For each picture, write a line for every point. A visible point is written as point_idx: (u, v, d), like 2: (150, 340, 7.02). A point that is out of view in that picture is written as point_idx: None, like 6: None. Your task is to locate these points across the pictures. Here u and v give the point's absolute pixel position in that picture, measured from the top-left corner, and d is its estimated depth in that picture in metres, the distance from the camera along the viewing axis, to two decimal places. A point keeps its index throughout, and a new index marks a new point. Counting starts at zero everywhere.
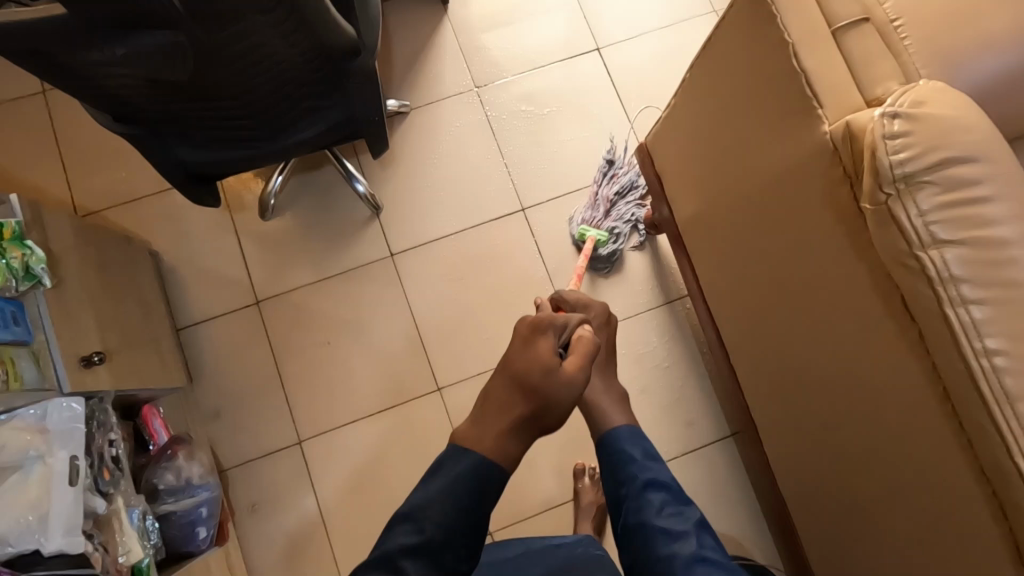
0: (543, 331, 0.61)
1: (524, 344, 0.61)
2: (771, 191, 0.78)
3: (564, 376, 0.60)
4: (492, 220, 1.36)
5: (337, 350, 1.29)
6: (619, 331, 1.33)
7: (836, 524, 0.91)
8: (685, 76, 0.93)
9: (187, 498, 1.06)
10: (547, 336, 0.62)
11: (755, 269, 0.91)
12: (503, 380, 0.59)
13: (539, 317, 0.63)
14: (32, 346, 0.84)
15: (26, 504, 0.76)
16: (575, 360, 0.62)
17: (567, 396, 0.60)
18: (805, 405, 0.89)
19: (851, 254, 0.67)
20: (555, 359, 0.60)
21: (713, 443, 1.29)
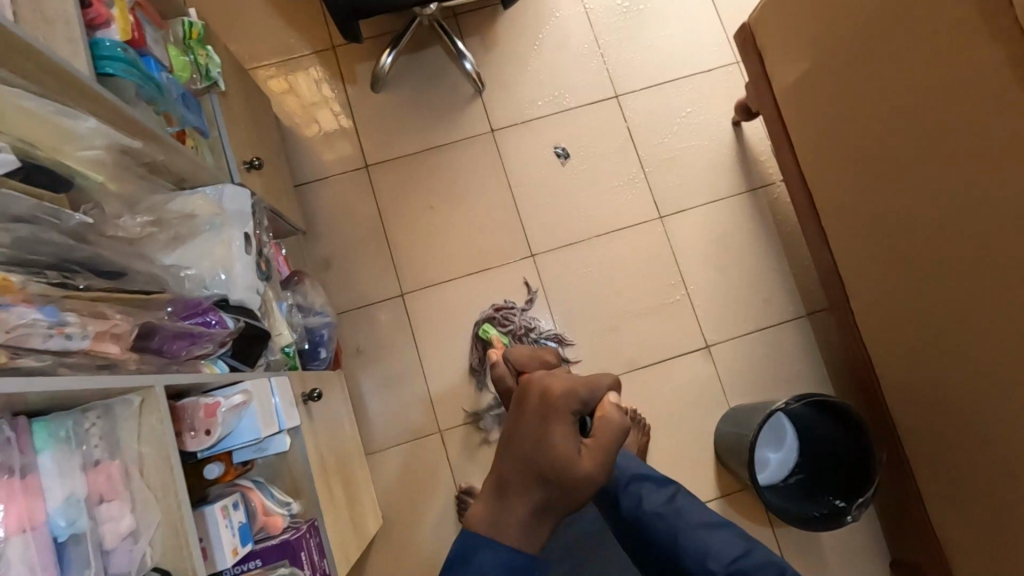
0: (556, 417, 0.65)
1: (535, 419, 0.66)
2: (893, 21, 0.89)
3: (581, 470, 0.63)
4: (588, 104, 1.43)
5: (439, 215, 1.38)
6: (705, 213, 1.40)
7: (931, 347, 0.99)
8: None
9: (313, 318, 1.15)
10: (563, 412, 0.66)
11: (863, 108, 0.98)
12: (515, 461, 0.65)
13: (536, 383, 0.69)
14: (209, 140, 0.93)
15: (215, 261, 0.84)
16: (591, 450, 0.65)
17: (573, 467, 0.63)
18: (908, 232, 0.96)
19: (990, 44, 0.77)
20: (571, 445, 0.64)
21: (789, 321, 1.36)
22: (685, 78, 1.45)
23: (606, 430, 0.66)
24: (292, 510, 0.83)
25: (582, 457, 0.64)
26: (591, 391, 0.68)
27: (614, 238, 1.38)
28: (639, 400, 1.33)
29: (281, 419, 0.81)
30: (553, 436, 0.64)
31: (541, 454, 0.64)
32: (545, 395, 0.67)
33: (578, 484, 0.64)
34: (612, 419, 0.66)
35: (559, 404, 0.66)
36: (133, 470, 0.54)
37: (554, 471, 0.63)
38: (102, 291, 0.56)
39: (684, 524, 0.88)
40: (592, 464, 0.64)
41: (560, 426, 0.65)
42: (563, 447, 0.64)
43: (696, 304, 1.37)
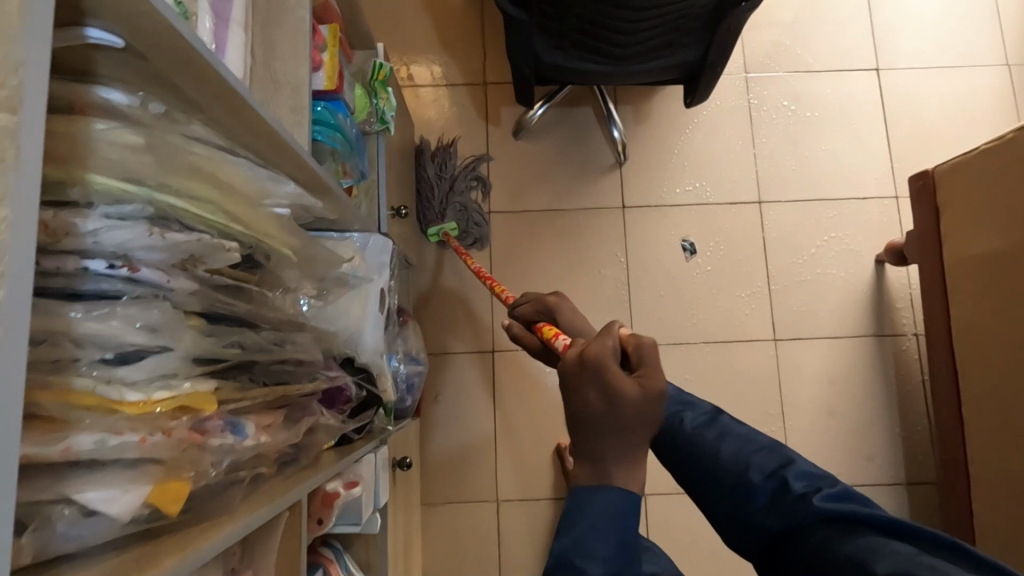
0: (604, 371, 0.46)
1: (580, 391, 0.47)
2: None
3: (652, 397, 0.46)
4: (729, 203, 1.36)
5: (550, 278, 1.34)
6: (823, 347, 1.32)
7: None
8: (1006, 131, 0.99)
9: (410, 366, 1.12)
10: (613, 363, 0.47)
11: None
12: (591, 399, 0.47)
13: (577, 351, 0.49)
14: (368, 182, 0.91)
15: (351, 317, 0.82)
16: (653, 376, 0.47)
17: (647, 397, 0.46)
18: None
19: None
20: (629, 384, 0.46)
21: (886, 485, 1.27)
22: (836, 199, 1.37)
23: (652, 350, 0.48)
24: None
25: (645, 391, 0.46)
26: (614, 335, 0.49)
27: (721, 349, 1.32)
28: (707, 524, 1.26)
29: (377, 498, 0.80)
30: (614, 389, 0.46)
31: (606, 393, 0.46)
32: (580, 360, 0.48)
33: (646, 413, 0.46)
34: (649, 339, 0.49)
35: (599, 363, 0.47)
36: None
37: (628, 420, 0.46)
38: (269, 391, 0.54)
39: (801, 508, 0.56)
40: (652, 393, 0.46)
41: (614, 380, 0.46)
42: (626, 393, 0.45)
43: (791, 440, 1.29)
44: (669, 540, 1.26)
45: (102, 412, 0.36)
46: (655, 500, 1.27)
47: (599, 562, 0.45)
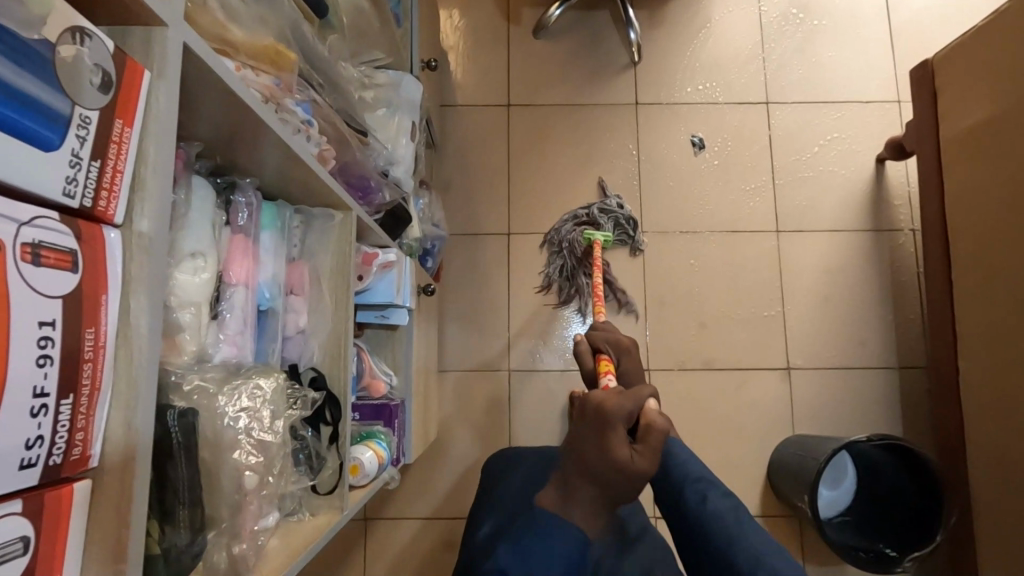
0: (613, 426, 0.61)
1: (601, 420, 0.61)
2: None
3: (634, 470, 0.60)
4: (737, 103, 1.43)
5: (565, 168, 1.41)
6: (822, 239, 1.38)
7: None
8: (1001, 5, 1.05)
9: (430, 227, 1.19)
10: (618, 425, 0.61)
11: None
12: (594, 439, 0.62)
13: (607, 402, 0.62)
14: (402, 29, 0.99)
15: (385, 136, 0.89)
16: (644, 456, 0.61)
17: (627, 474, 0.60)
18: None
19: None
20: (624, 454, 0.60)
21: (879, 368, 1.34)
22: (839, 103, 1.43)
23: (655, 439, 0.62)
24: (391, 381, 0.88)
25: (637, 459, 0.61)
26: (635, 400, 0.64)
27: (725, 239, 1.38)
28: (706, 400, 1.33)
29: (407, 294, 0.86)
30: (609, 448, 0.61)
31: (596, 468, 0.61)
32: (600, 407, 0.62)
33: (619, 492, 0.61)
34: (659, 425, 0.63)
35: (613, 415, 0.61)
36: (318, 278, 0.59)
37: (606, 478, 0.61)
38: (330, 114, 0.61)
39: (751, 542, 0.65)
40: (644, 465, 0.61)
41: (614, 441, 0.61)
42: (617, 454, 0.60)
43: (789, 324, 1.35)
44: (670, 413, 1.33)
45: (214, 24, 0.44)
46: (657, 376, 1.34)
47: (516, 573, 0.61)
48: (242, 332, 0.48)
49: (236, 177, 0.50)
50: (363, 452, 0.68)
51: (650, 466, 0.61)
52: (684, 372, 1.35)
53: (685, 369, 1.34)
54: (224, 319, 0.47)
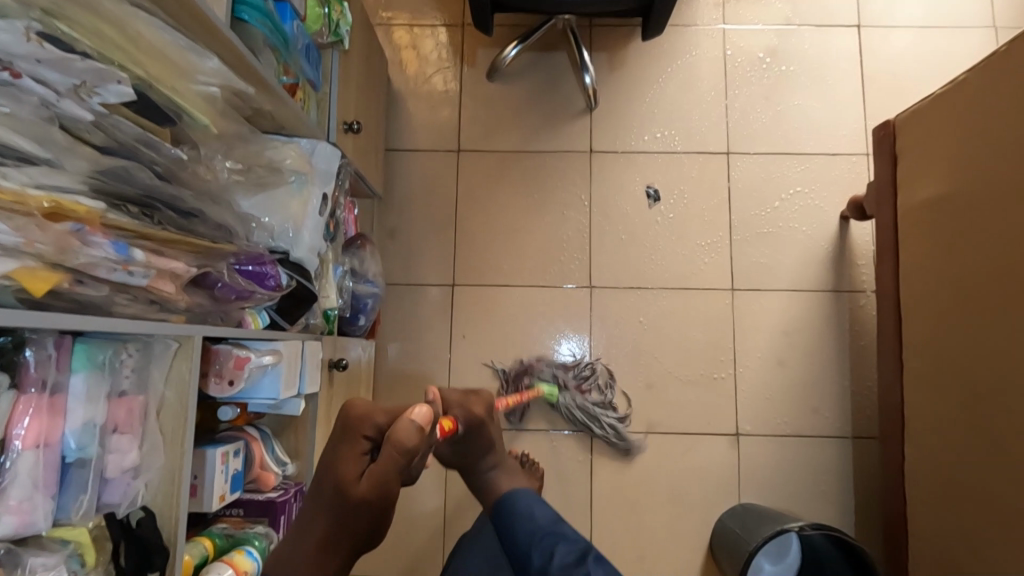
0: (348, 436, 0.67)
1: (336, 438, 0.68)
2: None
3: (348, 482, 0.65)
4: (696, 153, 1.37)
5: (514, 217, 1.36)
6: (779, 298, 1.32)
7: (987, 529, 0.91)
8: (961, 74, 0.97)
9: (363, 285, 1.16)
10: (353, 436, 0.67)
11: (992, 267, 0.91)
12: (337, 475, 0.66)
13: (362, 415, 0.68)
14: (319, 93, 0.95)
15: (288, 214, 0.85)
16: (372, 471, 0.65)
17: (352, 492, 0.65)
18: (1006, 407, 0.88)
19: None
20: (352, 468, 0.66)
21: (832, 437, 1.28)
22: (804, 154, 1.36)
23: (389, 452, 0.64)
24: (285, 470, 0.85)
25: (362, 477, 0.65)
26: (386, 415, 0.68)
27: (677, 297, 1.33)
28: (651, 466, 1.29)
29: (301, 383, 0.83)
30: (340, 461, 0.66)
31: (335, 479, 0.65)
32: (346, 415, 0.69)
33: (356, 510, 0.65)
34: (396, 436, 0.64)
35: (350, 427, 0.67)
36: (152, 409, 0.57)
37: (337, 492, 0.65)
38: (171, 232, 0.58)
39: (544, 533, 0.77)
40: (382, 485, 0.65)
41: (341, 450, 0.67)
42: (337, 467, 0.66)
43: (740, 389, 1.30)
44: (613, 477, 1.29)
45: None
46: (601, 439, 1.30)
47: None
48: (32, 498, 0.45)
49: (30, 331, 0.46)
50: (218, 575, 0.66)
51: (365, 483, 0.64)
52: (629, 434, 1.30)
53: (629, 431, 1.29)
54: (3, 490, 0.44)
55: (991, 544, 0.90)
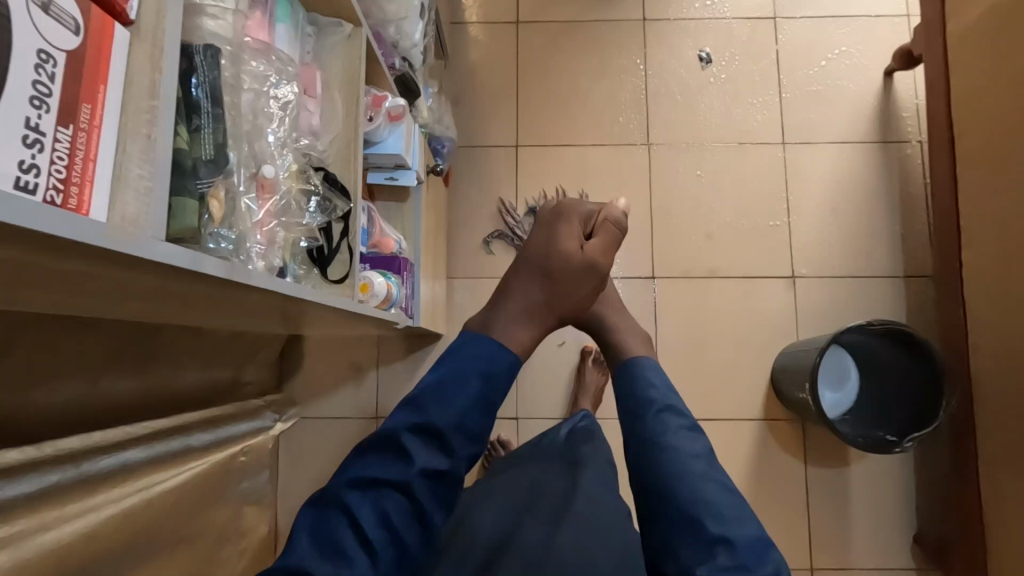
0: (568, 221, 0.87)
1: (552, 222, 0.87)
2: None
3: (574, 259, 0.84)
4: (744, 19, 1.44)
5: (573, 82, 1.43)
6: (829, 150, 1.39)
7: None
8: None
9: (441, 128, 1.23)
10: (572, 217, 0.87)
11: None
12: (549, 254, 0.85)
13: (568, 209, 0.88)
14: None
15: None
16: (597, 245, 0.86)
17: (578, 263, 0.84)
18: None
19: None
20: (575, 246, 0.85)
21: (884, 277, 1.34)
22: (848, 16, 1.43)
23: (607, 235, 0.87)
24: (401, 245, 0.90)
25: (590, 249, 0.85)
26: (594, 204, 0.90)
27: (732, 152, 1.39)
28: (711, 309, 1.35)
29: (415, 160, 0.88)
30: (563, 237, 0.85)
31: (557, 251, 0.85)
32: (558, 206, 0.89)
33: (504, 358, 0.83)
34: (609, 223, 0.88)
35: (568, 214, 0.88)
36: (329, 86, 0.63)
37: (558, 266, 0.84)
38: None
39: (687, 464, 0.76)
40: (597, 256, 0.85)
41: (565, 229, 0.86)
42: (566, 241, 0.85)
43: (794, 235, 1.37)
44: (675, 321, 1.35)
45: None
46: (662, 285, 1.36)
47: (443, 412, 0.74)
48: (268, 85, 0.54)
49: None
50: (375, 276, 0.73)
51: (597, 255, 0.85)
52: (690, 280, 1.36)
53: (689, 277, 1.36)
54: (258, 39, 0.54)
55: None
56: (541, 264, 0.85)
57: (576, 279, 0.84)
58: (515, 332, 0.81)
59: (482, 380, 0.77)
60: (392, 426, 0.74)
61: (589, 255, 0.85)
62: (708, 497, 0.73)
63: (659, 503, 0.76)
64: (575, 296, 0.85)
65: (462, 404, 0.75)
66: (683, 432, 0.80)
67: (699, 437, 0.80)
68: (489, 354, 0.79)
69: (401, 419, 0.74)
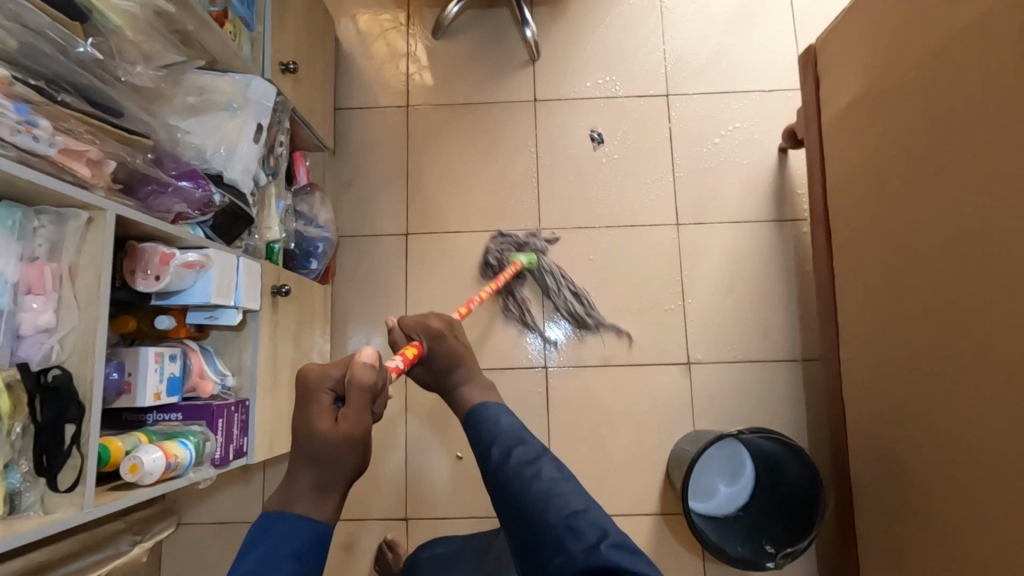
0: (316, 396, 0.78)
1: (303, 402, 0.78)
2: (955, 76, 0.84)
3: (332, 436, 0.74)
4: (635, 96, 1.41)
5: (464, 167, 1.40)
6: (723, 230, 1.36)
7: (926, 420, 0.92)
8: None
9: (312, 229, 1.20)
10: (320, 392, 0.78)
11: (919, 162, 0.93)
12: (298, 447, 0.75)
13: (310, 381, 0.79)
14: (251, 32, 0.99)
15: (221, 137, 0.89)
16: (349, 415, 0.76)
17: (338, 446, 0.74)
18: (938, 296, 0.89)
19: None
20: (327, 420, 0.75)
21: (782, 361, 1.31)
22: (741, 92, 1.41)
23: (354, 394, 0.76)
24: (225, 382, 0.88)
25: (341, 421, 0.75)
26: (340, 365, 0.81)
27: (627, 234, 1.37)
28: (607, 398, 1.31)
29: (237, 295, 0.85)
30: (313, 418, 0.76)
31: (310, 436, 0.74)
32: (302, 378, 0.80)
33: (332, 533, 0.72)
34: (355, 375, 0.77)
35: (312, 389, 0.78)
36: (66, 280, 0.61)
37: (317, 451, 0.74)
38: (71, 109, 0.64)
39: (546, 494, 0.71)
40: (352, 427, 0.75)
41: (314, 410, 0.76)
42: (315, 424, 0.75)
43: (690, 319, 1.33)
44: (570, 413, 1.31)
45: None
46: (557, 375, 1.33)
47: (283, 551, 0.67)
48: None
49: None
50: (149, 451, 0.69)
51: (354, 425, 0.75)
52: (586, 369, 1.33)
53: (583, 366, 1.32)
54: None
55: (929, 432, 0.92)
56: (299, 460, 0.74)
57: (337, 458, 0.74)
58: (313, 503, 0.72)
59: (306, 516, 0.70)
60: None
61: (342, 428, 0.75)
62: (570, 504, 0.69)
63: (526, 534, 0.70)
64: (350, 467, 0.75)
65: (280, 558, 0.66)
66: (524, 454, 0.77)
67: (538, 445, 0.79)
68: (312, 484, 0.72)
69: (238, 570, 0.65)
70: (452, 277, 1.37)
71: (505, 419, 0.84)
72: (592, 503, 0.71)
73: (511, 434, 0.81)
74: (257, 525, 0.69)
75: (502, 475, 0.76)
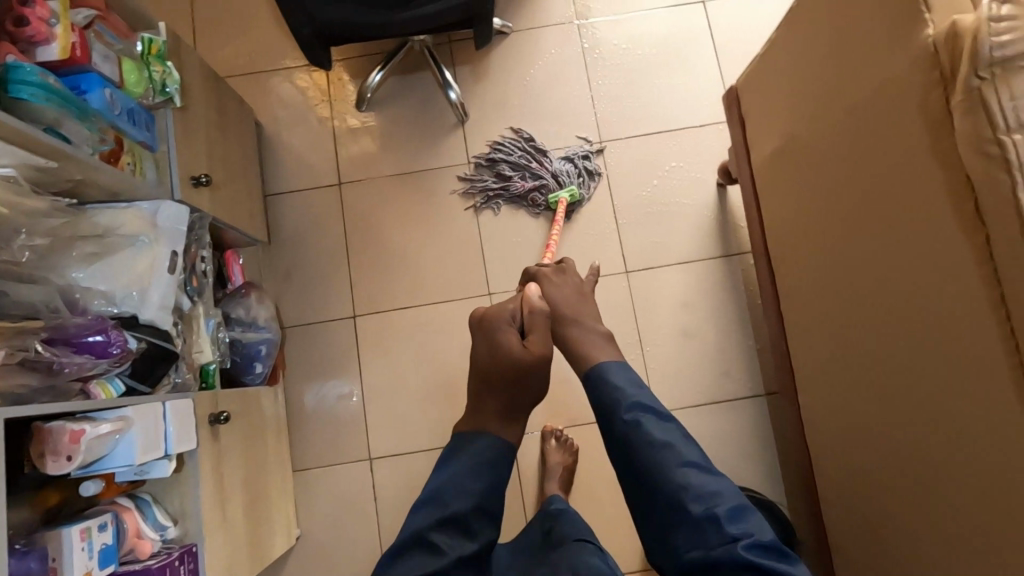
0: (500, 330, 0.85)
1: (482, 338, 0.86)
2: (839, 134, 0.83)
3: (527, 357, 0.82)
4: (568, 147, 1.40)
5: (404, 240, 1.37)
6: (671, 273, 1.35)
7: (870, 475, 0.91)
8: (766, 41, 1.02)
9: (251, 333, 1.16)
10: (501, 326, 0.86)
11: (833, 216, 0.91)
12: (485, 381, 0.81)
13: (490, 318, 0.87)
14: (155, 154, 0.94)
15: (134, 277, 0.85)
16: (536, 342, 0.85)
17: (534, 376, 0.82)
18: (859, 354, 0.89)
19: (916, 175, 0.70)
20: (518, 345, 0.83)
21: (745, 397, 1.30)
22: (674, 130, 1.40)
23: (537, 327, 0.86)
24: (166, 534, 0.84)
25: (530, 347, 0.84)
26: (514, 305, 0.91)
27: None
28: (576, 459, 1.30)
29: (168, 445, 0.81)
30: (504, 346, 0.83)
31: (505, 361, 0.82)
32: (482, 318, 0.88)
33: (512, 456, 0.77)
34: (536, 311, 0.88)
35: (491, 327, 0.86)
36: None
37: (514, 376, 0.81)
38: None
39: (672, 468, 0.71)
40: (539, 352, 0.84)
41: (501, 341, 0.84)
42: (509, 352, 0.82)
43: (650, 367, 1.32)
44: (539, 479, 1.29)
45: None
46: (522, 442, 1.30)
47: (462, 505, 0.73)
48: None
49: None
50: None
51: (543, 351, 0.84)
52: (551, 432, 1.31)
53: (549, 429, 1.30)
54: None
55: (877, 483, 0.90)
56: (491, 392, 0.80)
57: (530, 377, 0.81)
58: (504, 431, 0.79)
59: (482, 472, 0.75)
60: (415, 527, 0.72)
61: (530, 351, 0.83)
62: (718, 493, 0.69)
63: (654, 502, 0.71)
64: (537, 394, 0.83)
65: (476, 492, 0.74)
66: (660, 423, 0.75)
67: (673, 425, 0.75)
68: (484, 449, 0.77)
69: (424, 521, 0.72)
70: (405, 354, 1.33)
71: (634, 378, 0.80)
72: (730, 488, 0.70)
73: (639, 396, 0.77)
74: (435, 477, 0.76)
75: (635, 438, 0.74)
